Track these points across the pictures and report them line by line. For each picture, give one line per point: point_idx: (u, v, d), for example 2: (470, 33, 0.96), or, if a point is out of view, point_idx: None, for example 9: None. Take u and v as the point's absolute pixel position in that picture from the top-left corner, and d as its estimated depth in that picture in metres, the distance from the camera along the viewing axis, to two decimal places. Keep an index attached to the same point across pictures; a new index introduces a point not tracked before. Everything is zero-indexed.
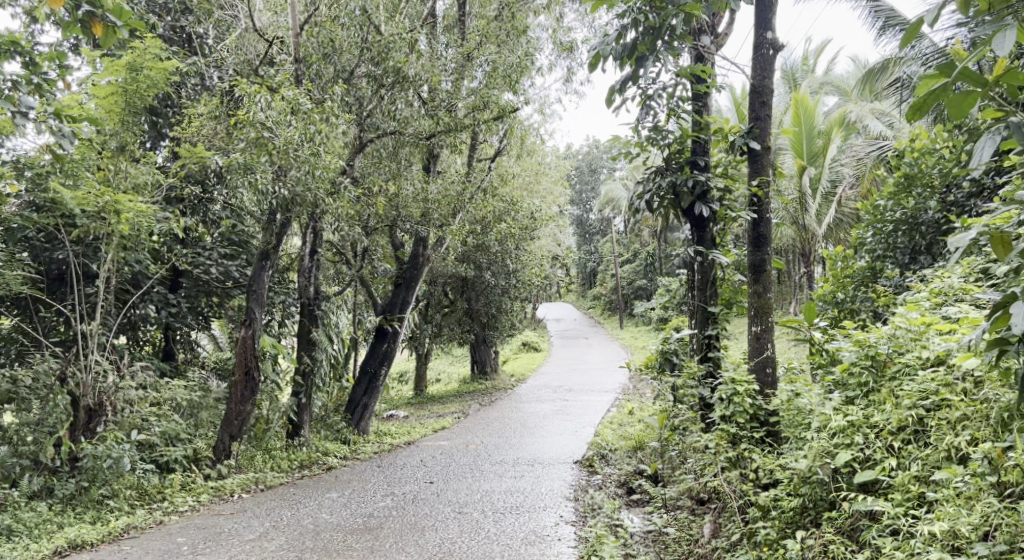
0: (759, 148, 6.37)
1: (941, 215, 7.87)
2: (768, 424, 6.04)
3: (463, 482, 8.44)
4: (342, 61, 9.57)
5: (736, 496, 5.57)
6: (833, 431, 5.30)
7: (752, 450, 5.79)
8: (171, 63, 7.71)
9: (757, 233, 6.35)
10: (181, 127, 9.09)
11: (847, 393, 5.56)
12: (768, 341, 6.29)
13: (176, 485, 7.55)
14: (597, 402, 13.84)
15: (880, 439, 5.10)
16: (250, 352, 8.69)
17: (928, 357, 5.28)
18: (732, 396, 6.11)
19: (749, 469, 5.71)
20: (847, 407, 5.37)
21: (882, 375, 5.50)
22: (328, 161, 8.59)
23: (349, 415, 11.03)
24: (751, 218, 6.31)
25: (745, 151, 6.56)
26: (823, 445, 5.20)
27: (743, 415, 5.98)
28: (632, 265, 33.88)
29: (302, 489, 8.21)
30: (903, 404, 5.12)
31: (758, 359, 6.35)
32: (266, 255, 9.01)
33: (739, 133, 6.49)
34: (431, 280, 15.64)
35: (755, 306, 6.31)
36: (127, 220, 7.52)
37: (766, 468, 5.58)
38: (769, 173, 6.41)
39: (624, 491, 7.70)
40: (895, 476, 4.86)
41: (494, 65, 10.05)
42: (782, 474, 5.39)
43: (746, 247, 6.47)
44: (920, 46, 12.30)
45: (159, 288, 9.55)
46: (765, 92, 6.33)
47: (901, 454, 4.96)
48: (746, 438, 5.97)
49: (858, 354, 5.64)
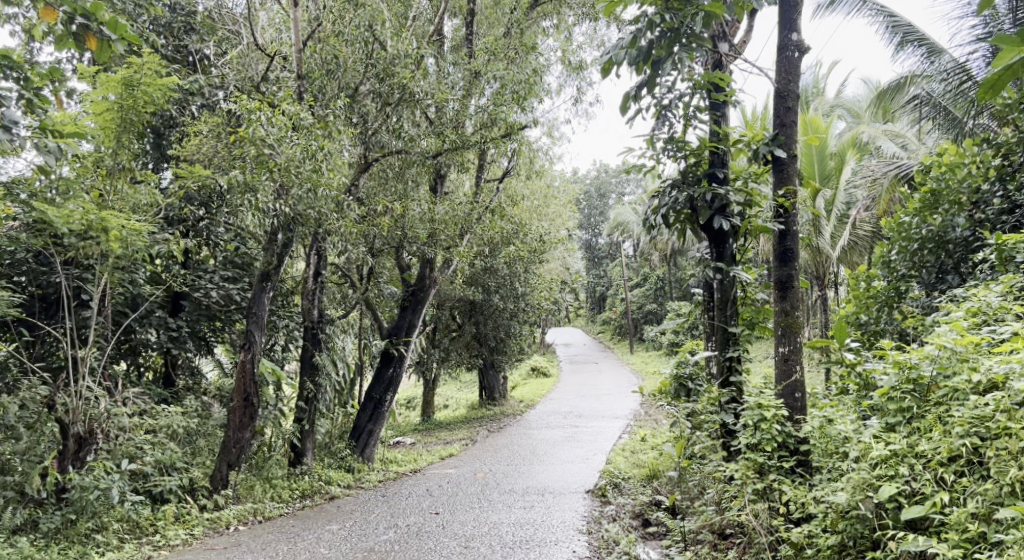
0: (784, 155, 6.09)
1: (973, 232, 7.61)
2: (799, 452, 5.67)
3: (470, 513, 8.06)
4: (346, 78, 9.30)
5: (765, 531, 5.26)
6: (874, 461, 4.95)
7: (782, 481, 5.45)
8: (170, 79, 7.46)
9: (783, 248, 6.06)
10: (181, 146, 8.87)
11: (887, 419, 5.17)
12: (796, 363, 5.96)
13: (169, 517, 7.23)
14: (608, 429, 13.44)
15: (928, 470, 4.74)
16: (250, 377, 8.36)
17: (979, 382, 4.88)
18: (758, 422, 5.77)
19: (778, 502, 5.40)
20: (888, 435, 5.01)
21: (926, 400, 5.11)
22: (330, 179, 8.34)
23: (353, 443, 10.63)
24: (778, 231, 6.01)
25: (770, 161, 6.28)
26: (863, 477, 4.86)
27: (771, 443, 5.63)
28: (642, 289, 33.54)
29: (302, 521, 7.86)
30: (953, 431, 4.74)
31: (786, 383, 5.99)
32: (267, 276, 8.68)
33: (762, 142, 6.18)
34: (438, 303, 15.32)
35: (783, 326, 5.98)
36: (115, 239, 7.15)
37: (797, 501, 5.25)
38: (797, 182, 6.10)
39: (640, 523, 7.34)
40: (950, 513, 4.53)
41: (503, 83, 9.82)
42: (815, 507, 5.08)
43: (771, 263, 6.16)
44: (940, 61, 11.94)
45: (159, 311, 9.21)
46: (790, 96, 6.09)
47: (955, 488, 4.61)
48: (775, 468, 5.61)
49: (897, 378, 5.24)
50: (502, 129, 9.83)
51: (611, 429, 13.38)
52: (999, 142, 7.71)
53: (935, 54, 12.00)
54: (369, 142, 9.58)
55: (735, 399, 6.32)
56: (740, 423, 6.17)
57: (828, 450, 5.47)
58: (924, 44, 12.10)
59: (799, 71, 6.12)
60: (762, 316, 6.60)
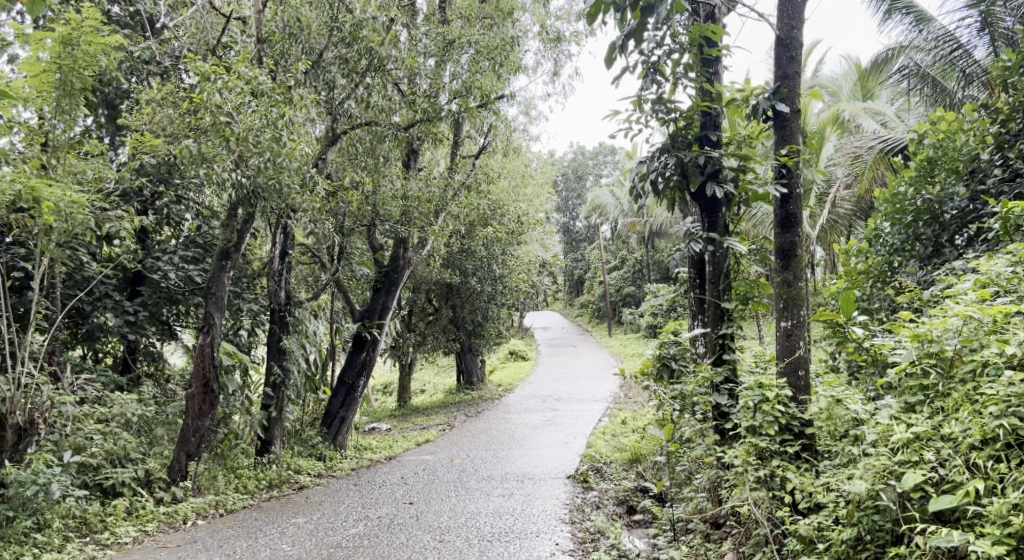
0: (787, 110, 5.68)
1: (972, 203, 7.27)
2: (804, 436, 5.30)
3: (446, 503, 7.65)
4: (311, 42, 8.75)
5: (770, 524, 4.94)
6: (896, 446, 4.61)
7: (785, 467, 5.11)
8: (111, 38, 6.93)
9: (785, 213, 5.68)
10: (133, 114, 8.28)
11: (907, 398, 4.83)
12: (800, 338, 5.58)
13: (121, 512, 6.76)
14: (588, 412, 13.07)
15: (959, 455, 4.40)
16: (209, 361, 7.85)
17: (1011, 354, 4.53)
18: (760, 404, 5.40)
19: (781, 490, 5.08)
20: (908, 417, 4.68)
21: (951, 376, 4.76)
22: (293, 148, 7.76)
23: (324, 430, 10.16)
24: (780, 194, 5.65)
25: (769, 118, 5.88)
26: (884, 464, 4.53)
27: (774, 426, 5.26)
28: (619, 273, 33.14)
29: (266, 514, 7.41)
30: (987, 412, 4.40)
31: (789, 359, 5.60)
32: (226, 254, 8.15)
33: (763, 94, 5.73)
34: (413, 286, 14.78)
35: (784, 298, 5.60)
36: (49, 209, 6.64)
37: (804, 490, 4.90)
38: (800, 139, 5.74)
39: (625, 510, 6.99)
40: (988, 505, 4.19)
41: (479, 50, 9.31)
42: (826, 497, 4.77)
43: (772, 230, 5.78)
44: (928, 29, 11.42)
45: (115, 293, 8.67)
46: (793, 44, 5.69)
47: (993, 475, 4.26)
48: (778, 453, 5.25)
49: (916, 352, 4.88)
50: (477, 99, 9.35)
51: (591, 413, 13.01)
52: (997, 108, 7.35)
53: (924, 22, 11.44)
54: (336, 113, 9.11)
55: (726, 381, 5.95)
56: (734, 404, 5.80)
57: (834, 434, 5.09)
58: (912, 12, 11.59)
59: (802, 18, 5.70)
60: (757, 290, 6.16)
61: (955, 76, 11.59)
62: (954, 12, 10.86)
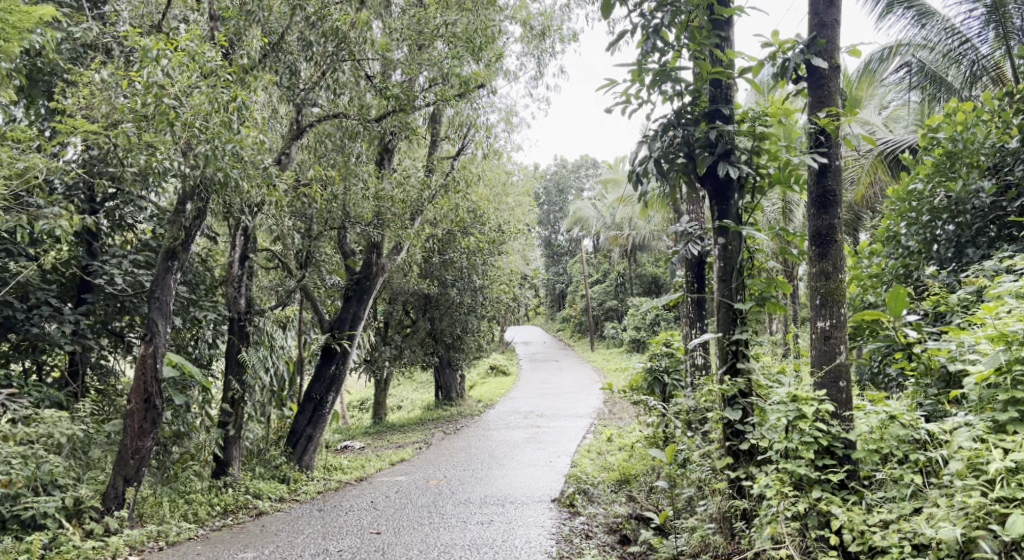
0: (826, 69, 5.07)
1: (998, 199, 6.57)
2: (846, 461, 4.64)
3: (418, 533, 6.80)
4: (271, 21, 7.99)
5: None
6: (991, 478, 4.01)
7: (828, 500, 4.47)
8: (39, 9, 6.36)
9: (822, 189, 5.01)
10: (70, 99, 7.38)
11: (996, 416, 4.21)
12: (840, 343, 4.92)
13: (36, 549, 5.91)
14: (571, 429, 12.24)
15: None
16: (153, 373, 6.98)
17: None
18: (795, 422, 4.69)
19: (824, 528, 4.44)
20: (998, 438, 4.10)
21: None
22: (245, 134, 6.97)
23: (289, 450, 9.24)
24: (816, 166, 4.99)
25: (800, 78, 5.23)
26: (981, 501, 3.91)
27: (812, 450, 4.59)
28: (602, 286, 32.31)
29: (213, 547, 6.59)
30: None
31: (829, 368, 4.92)
32: (173, 254, 7.25)
33: (794, 50, 5.10)
34: (389, 297, 13.97)
35: (822, 293, 4.96)
36: None
37: (854, 529, 4.30)
38: (837, 101, 5.11)
39: (618, 540, 6.23)
40: None
41: (456, 33, 8.43)
42: (885, 540, 4.15)
43: (805, 211, 5.12)
44: (931, 23, 10.81)
45: (54, 300, 7.77)
46: None
47: None
48: (817, 482, 4.60)
49: (1008, 355, 4.25)
50: (455, 88, 8.60)
51: (574, 430, 12.18)
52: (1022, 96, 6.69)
53: (927, 16, 10.81)
54: (299, 103, 8.34)
55: (742, 394, 5.21)
56: (750, 421, 5.06)
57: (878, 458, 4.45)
58: (913, 6, 10.90)
59: None
60: (773, 289, 5.33)
61: (960, 73, 11.07)
62: (961, 5, 10.24)
